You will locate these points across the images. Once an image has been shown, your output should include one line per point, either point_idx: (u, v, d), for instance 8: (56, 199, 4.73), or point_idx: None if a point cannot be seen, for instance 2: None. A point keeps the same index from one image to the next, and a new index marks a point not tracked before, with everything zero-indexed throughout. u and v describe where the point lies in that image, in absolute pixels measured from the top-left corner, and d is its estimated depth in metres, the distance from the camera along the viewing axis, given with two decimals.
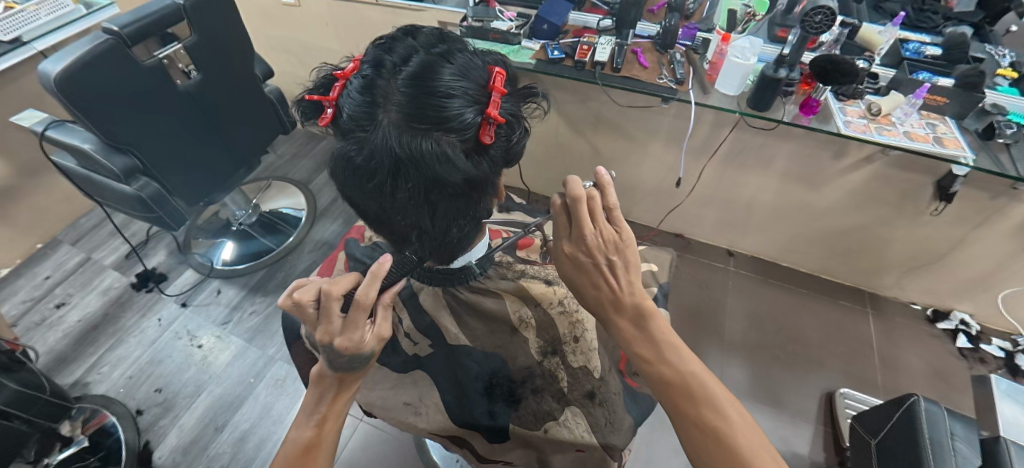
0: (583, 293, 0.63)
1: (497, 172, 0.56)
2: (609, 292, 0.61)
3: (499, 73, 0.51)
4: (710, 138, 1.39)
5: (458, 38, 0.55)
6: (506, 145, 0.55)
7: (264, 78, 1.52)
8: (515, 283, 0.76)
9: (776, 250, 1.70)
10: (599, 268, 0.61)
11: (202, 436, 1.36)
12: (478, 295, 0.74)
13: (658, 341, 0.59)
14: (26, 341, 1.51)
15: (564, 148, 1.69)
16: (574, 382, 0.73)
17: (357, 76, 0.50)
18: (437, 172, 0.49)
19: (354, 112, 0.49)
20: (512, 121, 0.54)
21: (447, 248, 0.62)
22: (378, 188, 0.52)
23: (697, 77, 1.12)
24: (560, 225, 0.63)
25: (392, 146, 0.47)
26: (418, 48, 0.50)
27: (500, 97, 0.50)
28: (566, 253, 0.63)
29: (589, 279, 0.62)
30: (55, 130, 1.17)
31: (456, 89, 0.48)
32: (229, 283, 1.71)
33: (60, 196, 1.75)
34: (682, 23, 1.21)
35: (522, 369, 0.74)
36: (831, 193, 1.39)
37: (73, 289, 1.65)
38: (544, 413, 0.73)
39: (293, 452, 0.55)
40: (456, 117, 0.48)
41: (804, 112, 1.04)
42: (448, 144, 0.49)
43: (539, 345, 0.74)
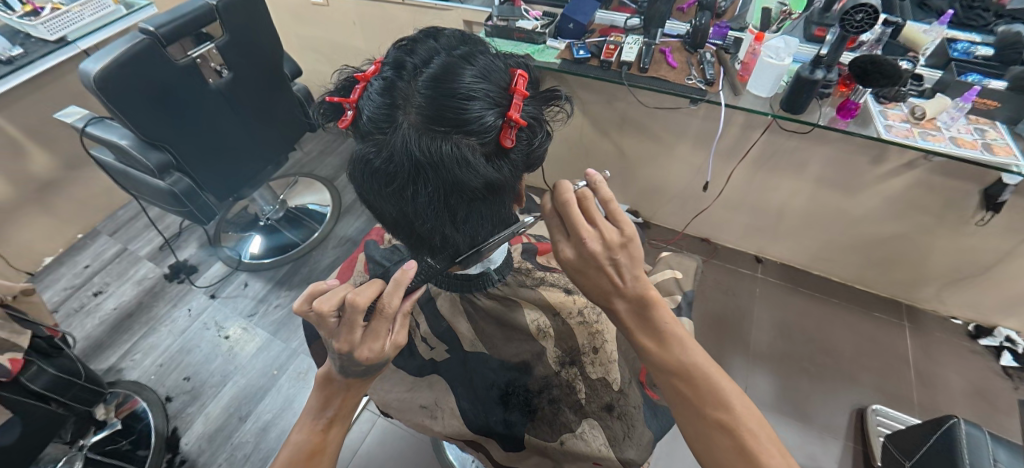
0: (588, 293, 0.62)
1: (517, 176, 0.55)
2: (611, 291, 0.59)
3: (521, 75, 0.50)
4: (740, 141, 1.35)
5: (480, 40, 0.54)
6: (527, 149, 0.53)
7: (293, 77, 1.55)
8: (533, 291, 0.75)
9: (806, 258, 1.64)
10: (602, 270, 0.58)
11: (227, 424, 1.40)
12: (495, 303, 0.74)
13: (660, 333, 0.58)
14: (66, 326, 1.59)
15: (588, 149, 1.67)
16: (592, 395, 0.72)
17: (377, 78, 0.49)
18: (457, 176, 0.49)
19: (373, 114, 0.49)
20: (533, 124, 0.53)
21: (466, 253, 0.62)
22: (397, 191, 0.52)
23: (727, 78, 1.08)
24: (558, 228, 0.61)
25: (411, 149, 0.47)
26: (439, 49, 0.49)
27: (522, 100, 0.49)
28: (567, 260, 0.60)
29: (591, 282, 0.60)
30: (94, 126, 1.22)
31: (476, 91, 0.47)
32: (256, 276, 1.75)
33: (99, 189, 1.83)
34: (713, 22, 1.17)
35: (538, 379, 0.73)
36: (867, 200, 1.33)
37: (110, 278, 1.72)
38: (561, 423, 0.71)
39: (296, 460, 0.56)
40: (476, 120, 0.47)
41: (842, 115, 1.00)
42: (468, 147, 0.48)
43: (557, 355, 0.73)
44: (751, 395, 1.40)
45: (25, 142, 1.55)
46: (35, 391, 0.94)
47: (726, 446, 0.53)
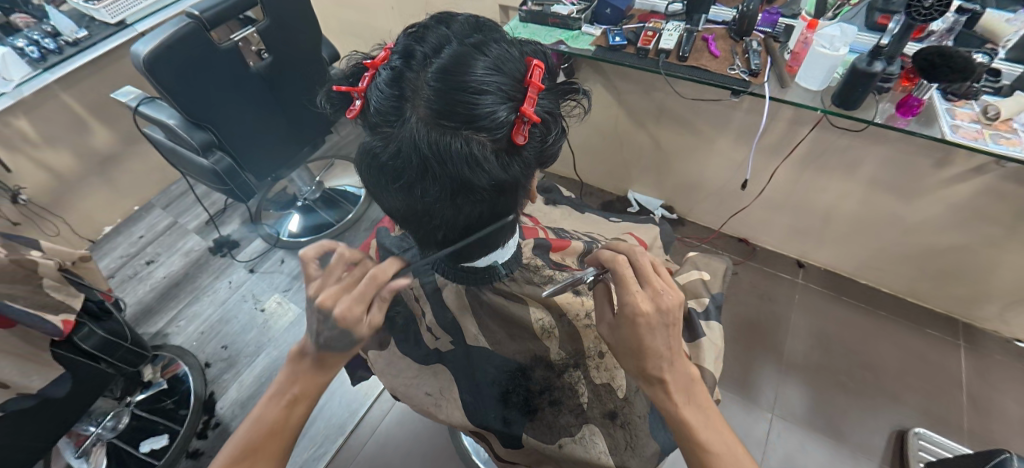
0: (649, 352, 0.57)
1: (529, 174, 0.53)
2: (669, 356, 0.57)
3: (537, 66, 0.49)
4: (787, 137, 1.26)
5: (495, 28, 0.52)
6: (539, 146, 0.52)
7: (330, 61, 1.58)
8: (539, 288, 0.73)
9: (854, 266, 1.53)
10: (668, 328, 0.57)
11: (258, 393, 1.48)
12: (501, 297, 0.72)
13: (704, 409, 0.58)
14: (121, 291, 1.71)
15: (622, 140, 1.62)
16: (595, 399, 0.71)
17: (387, 67, 0.49)
18: (463, 174, 0.47)
19: (382, 105, 0.48)
20: (548, 120, 0.51)
21: (473, 250, 0.61)
22: (403, 187, 0.51)
23: (775, 69, 1.01)
24: (628, 279, 0.58)
25: (418, 144, 0.46)
26: (452, 39, 0.48)
27: (536, 94, 0.48)
28: (642, 311, 0.55)
29: (658, 341, 0.56)
30: (147, 106, 1.29)
31: (488, 84, 0.45)
32: (292, 254, 1.83)
33: (154, 164, 1.95)
34: (763, 8, 1.09)
35: (540, 380, 0.71)
36: (926, 207, 1.22)
37: (161, 249, 1.84)
38: (561, 428, 0.70)
39: (257, 432, 0.60)
40: (487, 115, 0.45)
41: (903, 113, 0.91)
42: (478, 143, 0.47)
43: (561, 356, 0.73)
44: (780, 406, 1.33)
45: (89, 118, 1.67)
46: (86, 351, 1.02)
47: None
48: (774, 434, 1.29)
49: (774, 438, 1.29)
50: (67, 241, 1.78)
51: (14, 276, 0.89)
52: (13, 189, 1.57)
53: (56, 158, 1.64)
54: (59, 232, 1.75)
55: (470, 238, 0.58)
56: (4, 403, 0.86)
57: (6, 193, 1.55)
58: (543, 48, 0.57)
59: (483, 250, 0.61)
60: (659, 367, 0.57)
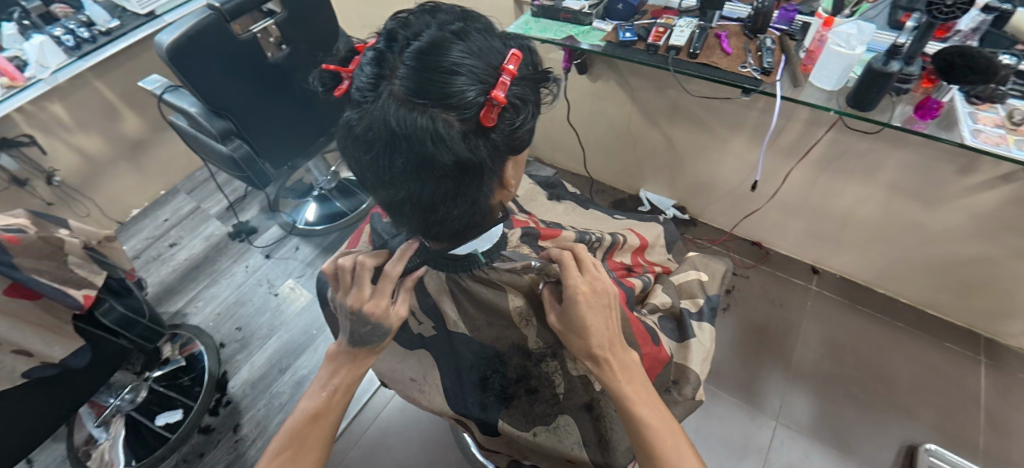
0: (592, 331, 0.60)
1: (499, 158, 0.52)
2: (607, 337, 0.61)
3: (515, 55, 0.50)
4: (802, 138, 1.23)
5: (481, 18, 0.53)
6: (509, 130, 0.52)
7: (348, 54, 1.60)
8: (516, 276, 0.69)
9: (870, 274, 1.48)
10: (606, 309, 0.62)
11: (268, 374, 1.53)
12: (480, 285, 0.70)
13: (641, 388, 0.61)
14: (145, 271, 1.79)
15: (635, 138, 1.60)
16: (570, 390, 0.72)
17: (371, 49, 0.51)
18: (429, 151, 0.48)
19: (362, 83, 0.50)
20: (519, 105, 0.52)
21: (444, 233, 0.61)
22: (374, 162, 0.52)
23: (789, 67, 0.98)
24: (570, 266, 0.62)
25: (389, 119, 0.47)
26: (434, 24, 0.49)
27: (509, 80, 0.48)
28: (581, 291, 0.60)
29: (598, 321, 0.60)
30: (170, 93, 1.34)
31: (461, 66, 0.47)
32: (307, 241, 1.88)
33: (180, 151, 2.03)
34: (779, 5, 1.06)
35: (515, 369, 0.73)
36: (948, 215, 1.17)
37: (184, 232, 1.92)
38: (535, 415, 0.73)
39: (302, 420, 0.64)
40: (457, 95, 0.46)
41: (921, 115, 0.88)
42: (446, 122, 0.47)
43: (538, 346, 0.72)
44: (786, 415, 1.30)
45: (120, 105, 1.75)
46: (106, 325, 1.08)
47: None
48: (778, 443, 1.26)
49: (778, 447, 1.26)
50: (96, 222, 1.87)
51: (42, 252, 0.93)
52: (47, 171, 1.65)
53: (88, 142, 1.73)
54: (89, 213, 1.84)
55: (440, 223, 0.58)
56: (28, 370, 0.92)
57: (41, 174, 1.64)
58: (529, 41, 0.58)
59: (455, 232, 0.61)
60: (601, 348, 0.61)
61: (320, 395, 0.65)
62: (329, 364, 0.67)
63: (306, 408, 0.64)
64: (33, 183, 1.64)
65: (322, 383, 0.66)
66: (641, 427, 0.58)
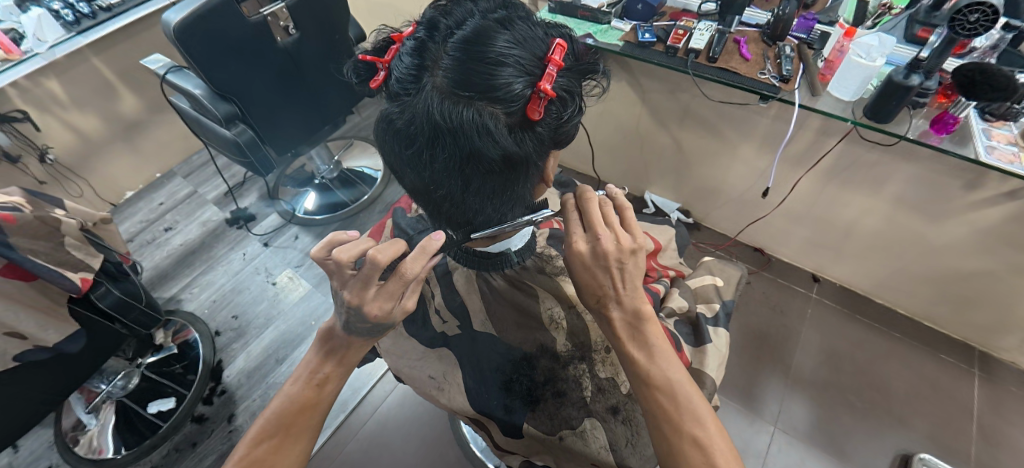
0: (588, 288, 0.63)
1: (544, 152, 0.52)
2: (607, 290, 0.61)
3: (560, 45, 0.48)
4: (813, 147, 1.23)
5: (522, 4, 0.52)
6: (555, 124, 0.51)
7: (357, 42, 1.57)
8: (551, 278, 0.75)
9: (870, 284, 1.50)
10: (608, 271, 0.61)
11: (265, 364, 1.50)
12: (511, 284, 0.75)
13: (653, 353, 0.60)
14: (139, 255, 1.76)
15: (643, 140, 1.60)
16: (598, 393, 0.70)
17: (410, 38, 0.49)
18: (474, 145, 0.47)
19: (402, 74, 0.49)
20: (565, 98, 0.51)
21: (483, 228, 0.61)
22: (414, 155, 0.52)
23: (806, 76, 0.98)
24: (575, 222, 0.63)
25: (432, 112, 0.47)
26: (475, 12, 0.48)
27: (556, 71, 0.47)
28: (579, 250, 0.61)
29: (594, 278, 0.61)
30: (174, 74, 1.30)
31: (508, 57, 0.45)
32: (307, 230, 1.84)
33: (178, 133, 1.98)
34: (799, 13, 1.05)
35: (543, 371, 0.72)
36: (953, 229, 1.18)
37: (180, 216, 1.88)
38: (562, 419, 0.69)
39: (291, 407, 0.62)
40: (503, 87, 0.45)
41: (937, 130, 0.89)
42: (492, 116, 0.47)
43: (566, 348, 0.72)
44: (784, 421, 1.32)
45: (118, 84, 1.71)
46: (101, 309, 1.05)
47: (699, 462, 0.55)
48: (776, 448, 1.27)
49: (776, 451, 1.27)
50: (89, 202, 1.82)
51: (40, 232, 0.90)
52: (40, 148, 1.61)
53: (83, 120, 1.68)
54: (82, 192, 1.79)
55: (476, 217, 0.58)
56: (21, 353, 0.90)
57: (34, 151, 1.60)
58: (570, 30, 0.56)
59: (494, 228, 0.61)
60: (601, 303, 0.62)
61: (309, 387, 0.64)
62: (344, 361, 0.66)
63: (296, 398, 0.63)
64: (25, 160, 1.59)
65: (335, 381, 0.65)
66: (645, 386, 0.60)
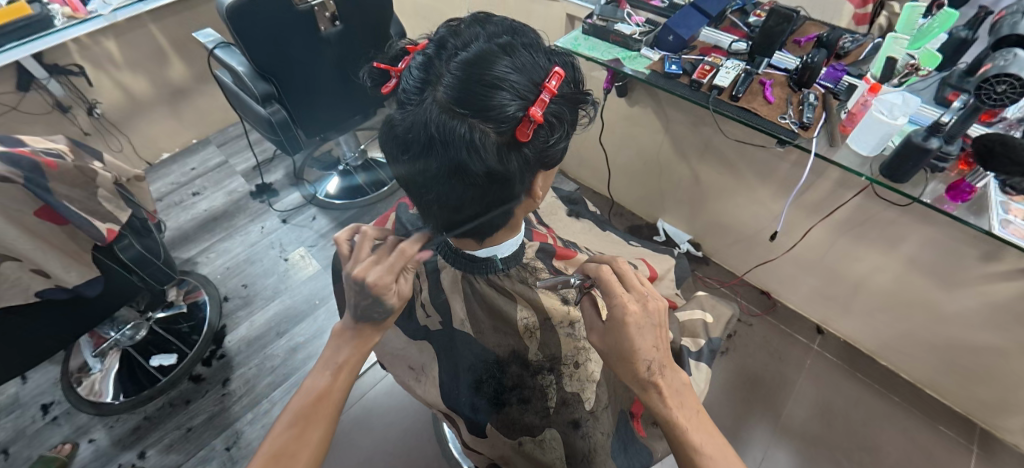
0: (639, 352, 0.58)
1: (528, 171, 0.55)
2: (656, 359, 0.59)
3: (557, 73, 0.51)
4: (829, 198, 1.22)
5: (528, 31, 0.55)
6: (542, 147, 0.54)
7: (397, 39, 1.64)
8: (528, 287, 0.74)
9: (875, 343, 1.46)
10: (655, 330, 0.60)
11: (264, 337, 1.54)
12: (493, 291, 0.74)
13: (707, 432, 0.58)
14: (164, 215, 1.84)
15: (661, 168, 1.61)
16: (563, 407, 0.73)
17: (420, 53, 0.53)
18: (462, 158, 0.50)
19: (408, 86, 0.52)
20: (554, 123, 0.54)
21: (466, 234, 0.64)
22: (409, 160, 0.55)
23: (827, 125, 0.97)
24: (615, 284, 0.61)
25: (429, 123, 0.50)
26: (482, 36, 0.51)
27: (548, 98, 0.50)
28: (631, 312, 0.59)
29: (646, 346, 0.59)
30: (221, 50, 1.38)
31: (505, 81, 0.48)
32: (324, 213, 1.90)
33: (219, 104, 2.08)
34: (828, 62, 1.03)
35: (512, 377, 0.73)
36: (964, 298, 1.15)
37: (208, 183, 1.96)
38: (523, 427, 0.73)
39: (306, 400, 0.62)
40: (497, 108, 0.48)
41: (952, 196, 0.88)
42: (483, 132, 0.49)
43: (538, 357, 0.73)
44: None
45: (170, 51, 1.81)
46: (122, 260, 1.10)
47: None
48: None
49: None
50: (127, 159, 1.93)
51: (76, 182, 0.98)
52: (90, 102, 1.72)
53: (133, 80, 1.78)
54: (123, 149, 1.90)
55: (459, 223, 0.60)
56: (43, 290, 0.95)
57: (84, 104, 1.70)
58: (570, 57, 0.59)
59: (477, 235, 0.64)
60: (651, 371, 0.58)
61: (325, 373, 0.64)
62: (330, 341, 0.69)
63: (313, 388, 0.63)
64: (75, 111, 1.70)
65: None
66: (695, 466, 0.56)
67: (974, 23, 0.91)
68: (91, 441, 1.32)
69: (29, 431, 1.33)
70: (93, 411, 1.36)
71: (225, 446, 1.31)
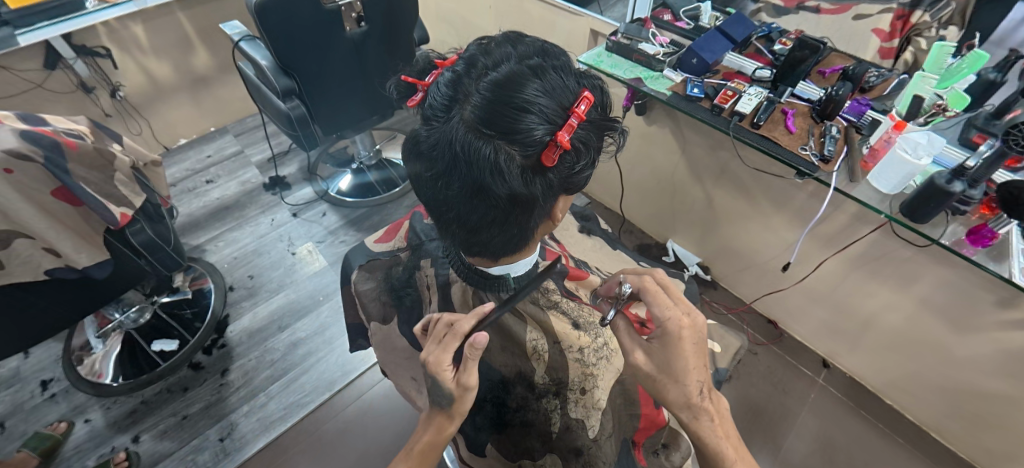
0: (691, 372, 0.58)
1: (551, 195, 0.55)
2: (705, 381, 0.59)
3: (587, 98, 0.51)
4: (845, 231, 1.20)
5: (560, 53, 0.55)
6: (566, 172, 0.54)
7: (419, 42, 1.65)
8: (540, 311, 0.71)
9: (881, 381, 1.43)
10: (704, 351, 0.59)
11: (267, 330, 1.53)
12: (504, 309, 0.69)
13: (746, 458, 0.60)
14: (178, 201, 1.86)
15: (675, 189, 1.60)
16: (565, 433, 0.71)
17: (450, 69, 0.53)
18: (486, 179, 0.50)
19: (436, 102, 0.52)
20: (580, 149, 0.54)
21: (483, 253, 0.63)
22: (432, 177, 0.55)
23: (848, 160, 0.95)
24: (665, 297, 0.59)
25: (454, 142, 0.50)
26: (513, 56, 0.51)
27: (576, 123, 0.50)
28: (685, 327, 0.57)
29: (697, 366, 0.58)
30: (246, 43, 1.40)
31: (534, 105, 0.48)
32: (335, 210, 1.90)
33: (239, 94, 2.10)
34: (852, 96, 1.01)
35: (517, 398, 0.72)
36: (978, 343, 1.12)
37: (223, 172, 1.98)
38: (524, 448, 0.73)
39: None
40: (524, 131, 0.48)
41: (974, 241, 0.86)
42: (508, 155, 0.49)
43: (543, 380, 0.71)
44: None
45: (195, 40, 1.83)
46: (132, 244, 1.09)
47: None
48: None
49: None
50: (145, 142, 1.95)
51: (94, 164, 0.99)
52: (114, 84, 1.74)
53: (158, 66, 1.81)
54: (142, 132, 1.92)
55: (476, 242, 0.60)
56: (52, 269, 0.96)
57: (107, 86, 1.73)
58: (599, 80, 0.58)
59: (494, 255, 0.64)
60: (703, 394, 0.58)
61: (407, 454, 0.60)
62: None
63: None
64: (98, 92, 1.72)
65: None
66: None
67: (1004, 66, 0.88)
68: (86, 421, 1.32)
69: (26, 406, 1.34)
70: (92, 392, 1.36)
71: (219, 437, 1.31)
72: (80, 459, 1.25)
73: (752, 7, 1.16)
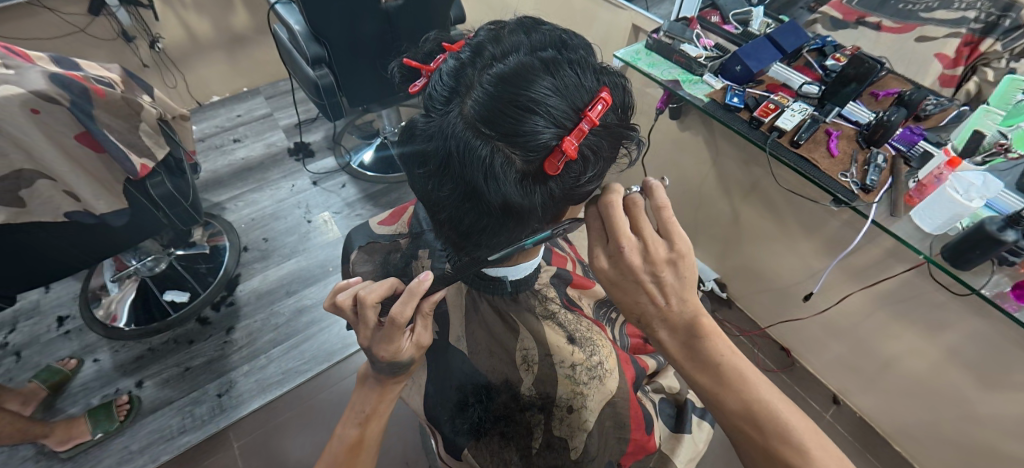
0: (622, 306, 0.60)
1: (552, 205, 0.53)
2: (647, 313, 0.58)
3: (602, 99, 0.48)
4: (877, 267, 1.13)
5: (578, 46, 0.52)
6: (571, 181, 0.52)
7: (455, 22, 1.61)
8: (532, 318, 0.70)
9: (893, 426, 1.36)
10: (644, 288, 0.57)
11: (274, 293, 1.55)
12: (496, 311, 0.71)
13: (715, 373, 0.56)
14: (204, 157, 1.89)
15: (702, 201, 1.53)
16: (545, 449, 0.69)
17: (455, 57, 0.51)
18: (478, 183, 0.48)
19: (437, 93, 0.50)
20: (588, 158, 0.51)
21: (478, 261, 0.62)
22: (426, 175, 0.54)
23: (891, 192, 0.87)
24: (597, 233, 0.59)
25: (451, 137, 0.48)
26: (524, 46, 0.49)
27: (587, 129, 0.47)
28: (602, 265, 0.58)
29: (632, 302, 0.58)
30: (282, 6, 1.42)
31: (542, 104, 0.46)
32: (354, 182, 1.90)
33: (274, 56, 2.11)
34: (905, 123, 0.93)
35: (501, 406, 0.69)
36: (1007, 403, 1.05)
37: (250, 132, 2.00)
38: (500, 460, 0.70)
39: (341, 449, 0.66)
40: (528, 133, 0.46)
41: (1017, 296, 0.79)
42: (509, 159, 0.47)
43: (530, 393, 0.69)
44: None
45: None
46: (151, 195, 1.10)
47: None
48: None
49: None
50: (179, 96, 1.98)
51: (120, 113, 1.00)
52: (153, 36, 1.76)
53: (197, 21, 1.82)
54: (177, 86, 1.95)
55: (468, 246, 0.59)
56: (71, 212, 0.98)
57: (147, 37, 1.75)
58: (623, 80, 0.55)
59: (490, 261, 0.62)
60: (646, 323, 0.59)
61: (354, 425, 0.67)
62: None
63: (346, 437, 0.67)
64: (138, 42, 1.75)
65: None
66: (719, 412, 0.57)
67: None
68: (94, 361, 1.37)
69: (42, 339, 1.39)
70: (103, 333, 1.41)
71: (217, 393, 1.34)
72: (85, 396, 1.30)
73: (808, 16, 1.08)
